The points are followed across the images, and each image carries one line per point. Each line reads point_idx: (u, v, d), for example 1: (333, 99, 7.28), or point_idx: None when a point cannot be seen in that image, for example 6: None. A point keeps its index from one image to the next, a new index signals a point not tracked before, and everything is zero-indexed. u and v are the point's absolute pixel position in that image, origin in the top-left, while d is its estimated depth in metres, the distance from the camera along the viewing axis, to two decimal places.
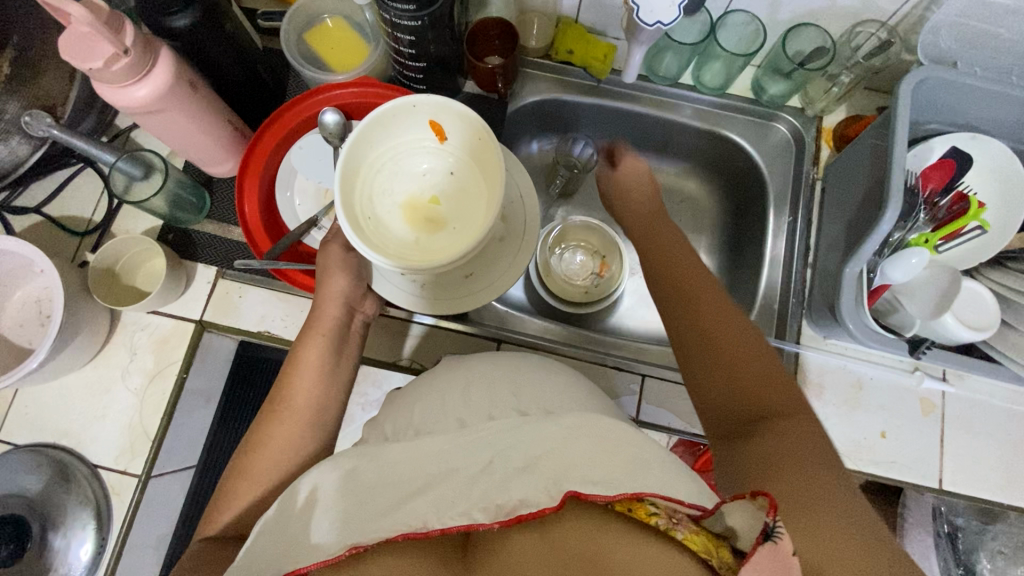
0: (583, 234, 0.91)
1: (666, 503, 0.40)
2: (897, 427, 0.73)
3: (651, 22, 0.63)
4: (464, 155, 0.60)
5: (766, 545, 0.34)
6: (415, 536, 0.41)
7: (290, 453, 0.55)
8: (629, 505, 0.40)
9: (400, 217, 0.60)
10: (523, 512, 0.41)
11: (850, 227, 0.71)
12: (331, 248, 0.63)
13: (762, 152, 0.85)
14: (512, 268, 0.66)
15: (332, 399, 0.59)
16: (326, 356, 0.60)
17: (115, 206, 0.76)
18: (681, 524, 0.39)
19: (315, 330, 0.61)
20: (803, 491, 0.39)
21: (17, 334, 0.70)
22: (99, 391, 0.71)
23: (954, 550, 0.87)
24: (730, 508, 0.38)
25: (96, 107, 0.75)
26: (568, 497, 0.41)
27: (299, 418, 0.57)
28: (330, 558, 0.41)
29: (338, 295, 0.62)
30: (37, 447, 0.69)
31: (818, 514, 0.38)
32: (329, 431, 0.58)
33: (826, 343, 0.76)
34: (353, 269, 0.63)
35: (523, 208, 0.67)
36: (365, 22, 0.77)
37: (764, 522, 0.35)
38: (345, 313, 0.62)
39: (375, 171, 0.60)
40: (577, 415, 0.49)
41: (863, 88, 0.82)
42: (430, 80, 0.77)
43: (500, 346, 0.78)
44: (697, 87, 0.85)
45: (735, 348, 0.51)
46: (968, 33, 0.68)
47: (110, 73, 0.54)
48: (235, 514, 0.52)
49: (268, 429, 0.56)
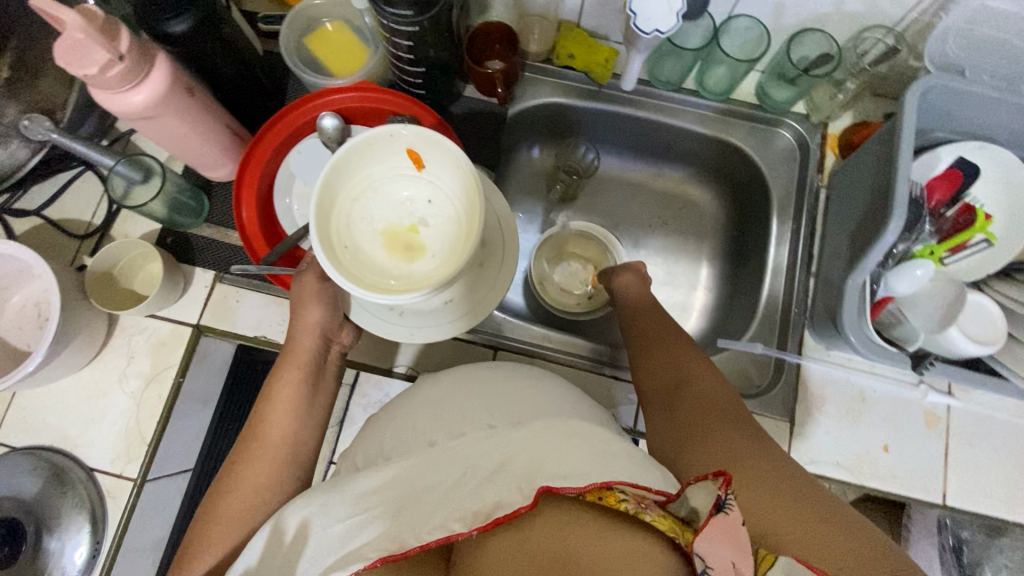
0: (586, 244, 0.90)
1: (634, 490, 0.42)
2: (900, 441, 0.72)
3: (648, 30, 0.62)
4: (444, 184, 0.60)
5: (718, 515, 0.39)
6: (391, 559, 0.41)
7: (266, 489, 0.55)
8: (599, 494, 0.41)
9: (378, 245, 0.59)
10: (500, 514, 0.41)
11: (854, 237, 0.69)
12: (305, 278, 0.63)
13: (768, 158, 0.83)
14: (492, 295, 0.66)
15: (307, 431, 0.60)
16: (301, 387, 0.61)
17: (115, 210, 0.76)
18: (649, 507, 0.40)
19: (291, 363, 0.62)
20: (748, 469, 0.51)
21: (16, 336, 0.71)
22: (96, 394, 0.72)
23: (960, 564, 0.86)
24: (693, 491, 0.42)
25: (96, 111, 0.76)
26: (542, 492, 0.41)
27: (276, 450, 0.57)
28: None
29: (312, 326, 0.63)
30: (34, 450, 0.69)
31: (761, 484, 0.50)
32: (307, 461, 0.59)
33: (828, 353, 0.75)
34: (328, 302, 0.63)
35: (501, 232, 0.67)
36: (364, 26, 0.77)
37: (717, 495, 0.40)
38: (320, 343, 0.64)
39: (354, 199, 0.59)
40: (541, 422, 0.48)
41: (869, 94, 0.80)
42: (430, 85, 0.77)
43: (496, 354, 0.78)
44: (700, 92, 0.84)
45: (678, 351, 0.65)
46: (978, 40, 0.66)
47: (105, 79, 0.54)
48: (214, 553, 0.51)
49: (244, 465, 0.56)
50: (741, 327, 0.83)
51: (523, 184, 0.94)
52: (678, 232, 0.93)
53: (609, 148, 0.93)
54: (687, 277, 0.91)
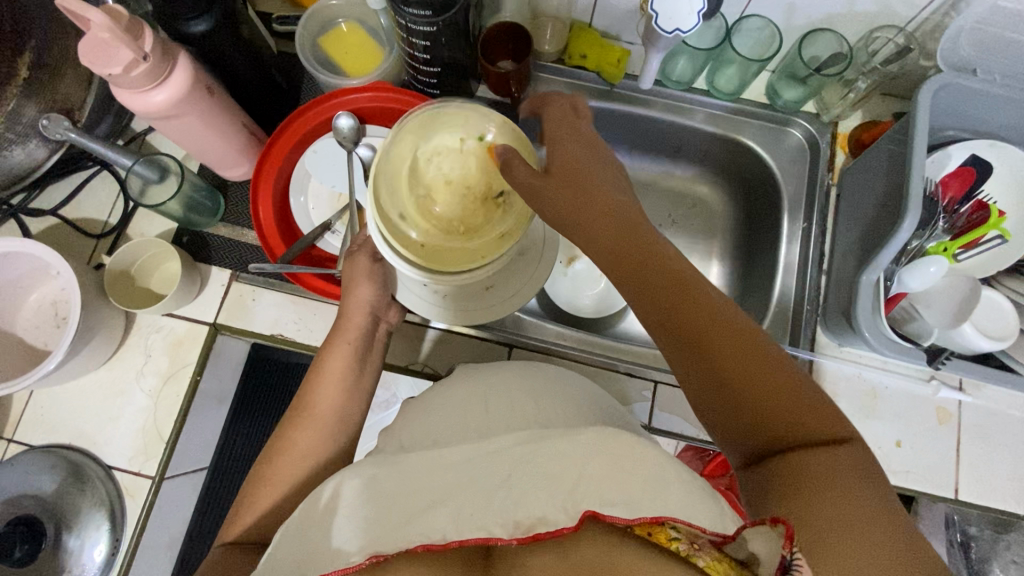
0: (467, 121, 0.59)
1: (687, 529, 0.40)
2: (912, 437, 0.72)
3: (669, 29, 0.63)
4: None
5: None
6: (435, 548, 0.41)
7: (313, 459, 0.56)
8: (650, 529, 0.40)
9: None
10: (541, 530, 0.41)
11: (866, 234, 0.70)
12: (359, 258, 0.66)
13: (777, 157, 0.84)
14: (531, 282, 0.69)
15: (355, 406, 0.60)
16: (351, 362, 0.61)
17: (130, 209, 0.76)
18: (702, 551, 0.38)
19: (341, 337, 0.62)
20: (805, 496, 0.38)
21: (35, 335, 0.71)
22: (114, 393, 0.72)
23: (968, 560, 0.87)
24: (753, 534, 0.37)
25: (112, 110, 0.77)
26: (587, 515, 0.40)
27: (323, 423, 0.57)
28: (351, 565, 0.41)
29: (363, 304, 0.64)
30: (52, 449, 0.70)
31: (820, 501, 0.37)
32: (351, 437, 0.59)
33: (840, 350, 0.76)
34: (378, 281, 0.65)
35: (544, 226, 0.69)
36: (379, 27, 0.78)
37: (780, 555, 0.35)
38: (370, 321, 0.64)
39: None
40: (593, 433, 0.49)
41: (879, 94, 0.81)
42: (444, 84, 0.78)
43: (511, 352, 0.79)
44: (710, 92, 0.85)
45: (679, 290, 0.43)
46: (988, 40, 0.67)
47: (129, 79, 0.55)
48: (264, 518, 0.52)
49: (293, 435, 0.57)
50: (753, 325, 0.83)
51: None
52: (687, 231, 0.94)
53: (619, 147, 0.94)
54: None
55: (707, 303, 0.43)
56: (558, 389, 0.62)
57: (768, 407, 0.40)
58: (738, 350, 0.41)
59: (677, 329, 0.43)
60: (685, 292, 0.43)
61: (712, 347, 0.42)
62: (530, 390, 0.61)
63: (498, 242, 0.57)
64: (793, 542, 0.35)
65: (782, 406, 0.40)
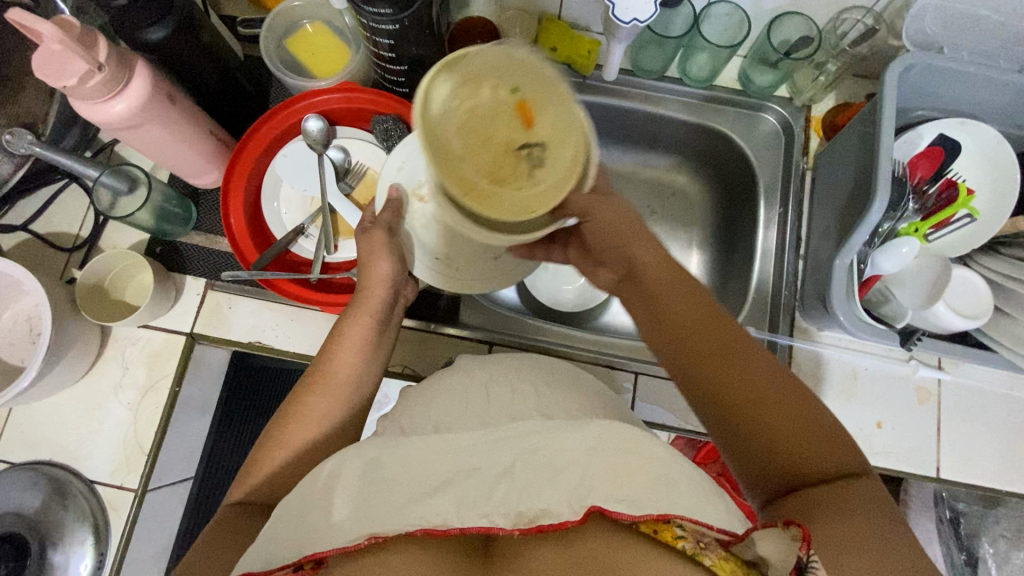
0: (506, 68, 0.45)
1: (694, 527, 0.40)
2: (893, 417, 0.73)
3: (627, 19, 0.62)
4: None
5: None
6: (433, 532, 0.41)
7: (325, 427, 0.55)
8: (654, 526, 0.41)
9: (419, 204, 0.70)
10: (545, 522, 0.42)
11: (840, 217, 0.70)
12: (376, 232, 0.65)
13: (752, 144, 0.84)
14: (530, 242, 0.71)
15: (369, 379, 0.59)
16: (369, 333, 0.60)
17: (101, 221, 0.76)
18: (710, 549, 0.39)
19: (361, 306, 0.61)
20: (828, 510, 0.40)
21: (10, 353, 0.71)
22: (93, 407, 0.72)
23: (957, 536, 0.88)
24: (762, 535, 0.40)
25: (79, 122, 0.75)
26: (593, 511, 0.41)
27: (337, 393, 0.57)
28: (351, 545, 0.41)
29: (384, 277, 0.63)
30: (33, 466, 0.70)
31: (843, 519, 0.39)
32: (360, 415, 0.58)
33: (819, 334, 0.76)
34: (396, 257, 0.63)
35: None
36: (345, 26, 0.77)
37: (797, 556, 0.37)
38: (390, 295, 0.63)
39: (398, 167, 0.70)
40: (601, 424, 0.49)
41: (851, 75, 0.81)
42: (413, 82, 0.77)
43: (492, 349, 0.78)
44: (683, 80, 0.84)
45: (703, 317, 0.48)
46: (955, 17, 0.67)
47: (85, 90, 0.54)
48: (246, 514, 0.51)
49: (306, 400, 0.56)
50: (734, 311, 0.83)
51: None
52: (667, 220, 0.94)
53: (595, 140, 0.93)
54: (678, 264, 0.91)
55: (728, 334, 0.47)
56: (539, 380, 0.61)
57: (791, 439, 0.43)
58: (757, 384, 0.44)
59: (703, 360, 0.46)
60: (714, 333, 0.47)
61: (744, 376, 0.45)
62: (510, 383, 0.61)
63: (541, 197, 0.44)
64: (809, 545, 0.38)
65: (798, 439, 0.43)
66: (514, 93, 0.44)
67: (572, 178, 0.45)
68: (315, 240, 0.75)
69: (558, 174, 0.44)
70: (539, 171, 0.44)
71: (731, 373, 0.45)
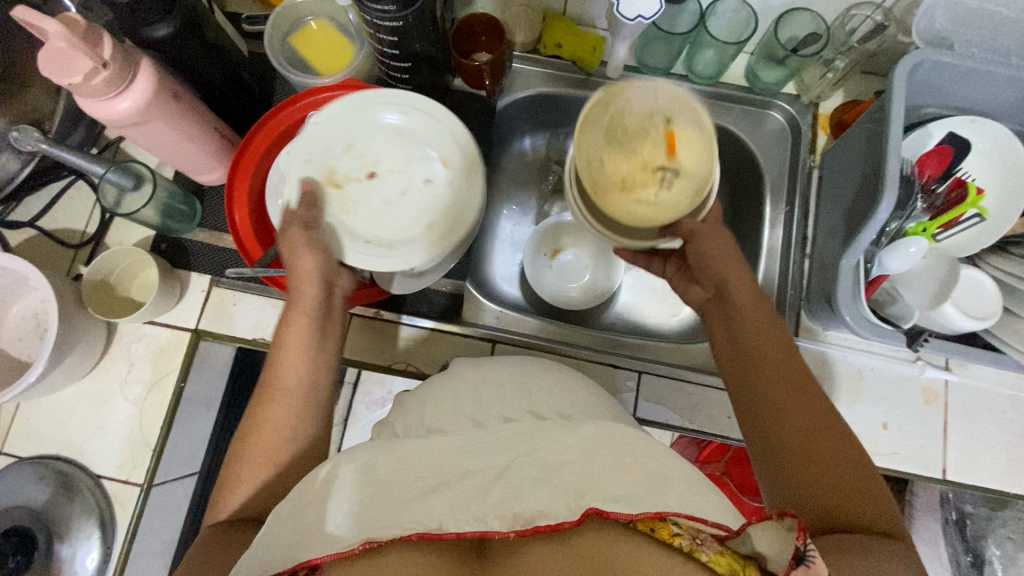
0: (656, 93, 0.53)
1: (689, 524, 0.42)
2: (899, 418, 0.72)
3: (632, 16, 0.62)
4: (377, 120, 0.66)
5: (799, 569, 0.36)
6: (429, 536, 0.42)
7: (285, 433, 0.54)
8: (651, 524, 0.42)
9: (335, 189, 0.64)
10: (541, 522, 0.43)
11: (848, 216, 0.69)
12: (292, 228, 0.60)
13: (758, 142, 0.83)
14: (459, 203, 0.65)
15: (322, 376, 0.58)
16: (310, 333, 0.58)
17: (107, 218, 0.76)
18: (706, 545, 0.40)
19: (295, 310, 0.58)
20: (868, 564, 0.40)
21: (17, 348, 0.72)
22: (99, 402, 0.72)
23: (963, 537, 0.87)
24: (759, 531, 0.39)
25: (85, 120, 0.76)
26: (589, 512, 0.42)
27: (288, 398, 0.55)
28: (344, 551, 0.41)
29: (312, 273, 0.59)
30: (41, 460, 0.71)
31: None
32: (321, 410, 0.57)
33: (825, 334, 0.75)
34: (321, 250, 0.59)
35: (452, 138, 0.66)
36: (348, 23, 0.77)
37: (795, 545, 0.37)
38: (323, 289, 0.59)
39: (303, 160, 0.64)
40: (595, 424, 0.51)
41: (858, 72, 0.80)
42: (417, 79, 0.77)
43: (495, 347, 0.78)
44: (689, 77, 0.84)
45: (778, 359, 0.51)
46: (966, 13, 0.66)
47: (90, 87, 0.54)
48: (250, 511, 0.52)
49: (259, 412, 0.55)
50: None
51: (518, 176, 0.94)
52: None
53: None
54: None
55: (802, 378, 0.50)
56: (540, 378, 0.62)
57: (838, 487, 0.45)
58: (822, 430, 0.47)
59: (776, 397, 0.49)
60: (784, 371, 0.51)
61: (810, 419, 0.48)
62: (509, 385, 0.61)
63: (654, 214, 0.53)
64: (805, 535, 0.37)
65: (848, 490, 0.45)
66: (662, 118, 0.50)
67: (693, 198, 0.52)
68: None
69: (681, 200, 0.52)
70: (665, 193, 0.51)
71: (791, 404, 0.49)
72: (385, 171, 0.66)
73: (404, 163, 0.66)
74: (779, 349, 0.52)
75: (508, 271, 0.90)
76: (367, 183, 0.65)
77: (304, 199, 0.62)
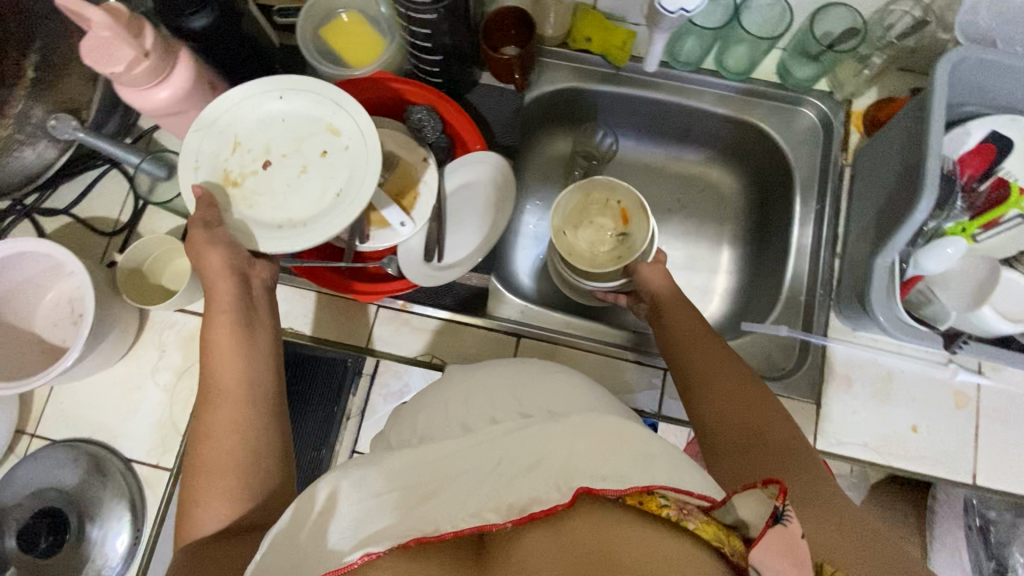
0: (609, 187, 0.83)
1: (676, 496, 0.43)
2: (929, 421, 0.71)
3: (674, 9, 0.63)
4: (259, 110, 0.61)
5: (776, 526, 0.40)
6: (426, 540, 0.41)
7: (233, 435, 0.54)
8: (640, 498, 0.42)
9: (234, 188, 0.59)
10: (535, 509, 0.42)
11: (880, 216, 0.68)
12: (193, 230, 0.57)
13: (788, 139, 0.82)
14: (364, 159, 0.59)
15: (260, 369, 0.58)
16: (235, 328, 0.58)
17: (140, 207, 0.77)
18: (691, 515, 0.42)
19: (215, 309, 0.59)
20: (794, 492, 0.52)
21: (52, 333, 0.74)
22: (131, 387, 0.74)
23: (987, 544, 0.86)
24: (741, 501, 0.43)
25: (119, 110, 0.78)
26: (580, 492, 0.42)
27: (229, 398, 0.56)
28: (342, 565, 0.40)
29: (222, 270, 0.58)
30: (73, 443, 0.72)
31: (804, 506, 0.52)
32: (271, 402, 0.57)
33: (854, 335, 0.75)
34: (227, 244, 0.57)
35: (330, 104, 0.61)
36: (380, 16, 0.77)
37: (773, 506, 0.42)
38: (238, 283, 0.59)
39: (193, 167, 0.59)
40: (580, 415, 0.49)
41: (895, 70, 0.78)
42: (447, 72, 0.77)
43: (520, 341, 0.77)
44: (720, 72, 0.83)
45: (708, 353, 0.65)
46: (1010, 10, 0.65)
47: (131, 77, 0.55)
48: (232, 506, 0.52)
49: (207, 419, 0.55)
50: (766, 309, 0.82)
51: (540, 171, 0.94)
52: (698, 215, 0.92)
53: (628, 132, 0.92)
54: (708, 260, 0.90)
55: (727, 364, 0.64)
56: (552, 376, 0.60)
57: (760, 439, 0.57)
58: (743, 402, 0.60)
59: (705, 379, 0.63)
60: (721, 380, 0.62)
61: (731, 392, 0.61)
62: (511, 387, 0.59)
63: (610, 259, 0.82)
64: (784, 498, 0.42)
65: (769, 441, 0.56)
66: (616, 204, 0.84)
67: (633, 251, 0.80)
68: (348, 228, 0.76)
69: (625, 251, 0.82)
70: (619, 246, 0.83)
71: (723, 394, 0.61)
72: (280, 156, 0.60)
73: (297, 142, 0.61)
74: (710, 344, 0.66)
75: (530, 265, 0.90)
76: (266, 172, 0.60)
77: (200, 202, 0.57)
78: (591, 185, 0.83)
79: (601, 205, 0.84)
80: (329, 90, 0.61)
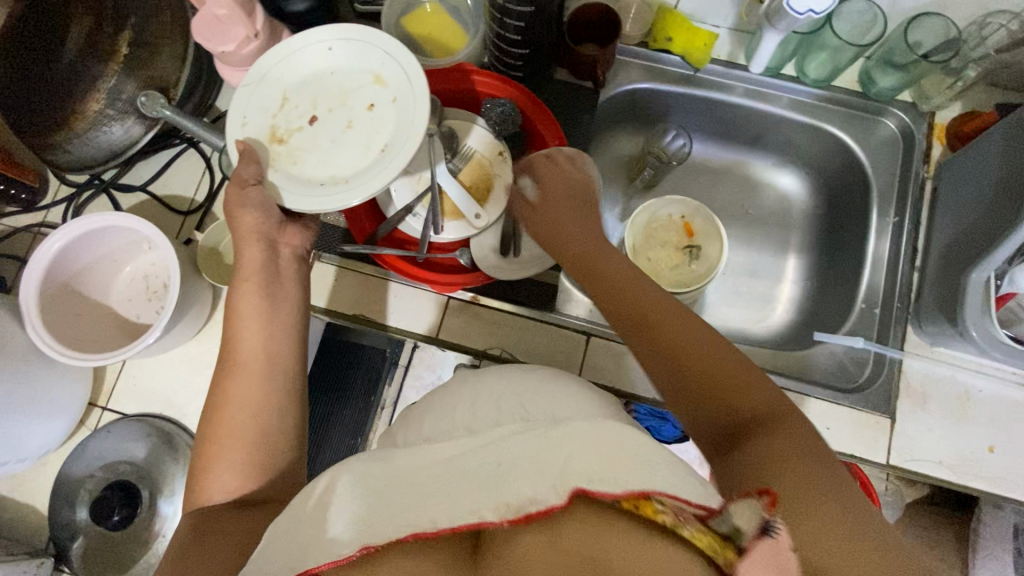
0: (675, 203, 0.86)
1: (673, 499, 0.33)
2: (1007, 443, 0.69)
3: (801, 10, 0.65)
4: (307, 64, 0.60)
5: (766, 540, 0.31)
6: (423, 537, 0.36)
7: (253, 406, 0.55)
8: (635, 502, 0.33)
9: (280, 145, 0.58)
10: (529, 510, 0.35)
11: (970, 230, 0.67)
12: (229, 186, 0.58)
13: (865, 149, 0.81)
14: (411, 111, 0.55)
15: (280, 343, 0.59)
16: (260, 297, 0.60)
17: (216, 188, 0.78)
18: (688, 521, 0.33)
19: (241, 277, 0.60)
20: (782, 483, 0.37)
21: (125, 308, 0.75)
22: (201, 366, 0.74)
23: None
24: (739, 508, 0.34)
25: (199, 89, 0.77)
26: (575, 494, 0.34)
27: (249, 370, 0.57)
28: (341, 559, 0.36)
29: (252, 233, 0.61)
30: (144, 418, 0.72)
31: (801, 505, 0.36)
32: (292, 377, 0.58)
33: (932, 351, 0.73)
34: (259, 207, 0.59)
35: (376, 54, 0.58)
36: (462, 7, 0.78)
37: (763, 518, 0.33)
38: (264, 250, 0.61)
39: (240, 123, 0.58)
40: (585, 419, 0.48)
41: (983, 84, 0.77)
42: (529, 66, 0.76)
43: (589, 339, 0.76)
44: (800, 78, 0.82)
45: (640, 289, 0.52)
46: None
47: (240, 55, 0.60)
48: (247, 482, 0.52)
49: (227, 388, 0.56)
50: (838, 318, 0.81)
51: (607, 169, 0.94)
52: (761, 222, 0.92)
53: (697, 133, 0.92)
54: (771, 268, 0.90)
55: (661, 300, 0.51)
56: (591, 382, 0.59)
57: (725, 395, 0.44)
58: (690, 349, 0.47)
59: (640, 325, 0.50)
60: (660, 318, 0.49)
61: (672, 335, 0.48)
62: (517, 395, 0.53)
63: (683, 277, 0.84)
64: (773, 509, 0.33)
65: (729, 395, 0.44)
66: (682, 220, 0.86)
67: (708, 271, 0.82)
68: (422, 219, 0.75)
69: (698, 268, 0.84)
70: (690, 263, 0.85)
71: (667, 341, 0.48)
72: (327, 111, 0.58)
73: (343, 97, 0.59)
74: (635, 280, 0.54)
75: None
76: (312, 129, 0.58)
77: (242, 157, 0.56)
78: (659, 202, 0.86)
79: (669, 222, 0.86)
80: (377, 36, 0.58)
